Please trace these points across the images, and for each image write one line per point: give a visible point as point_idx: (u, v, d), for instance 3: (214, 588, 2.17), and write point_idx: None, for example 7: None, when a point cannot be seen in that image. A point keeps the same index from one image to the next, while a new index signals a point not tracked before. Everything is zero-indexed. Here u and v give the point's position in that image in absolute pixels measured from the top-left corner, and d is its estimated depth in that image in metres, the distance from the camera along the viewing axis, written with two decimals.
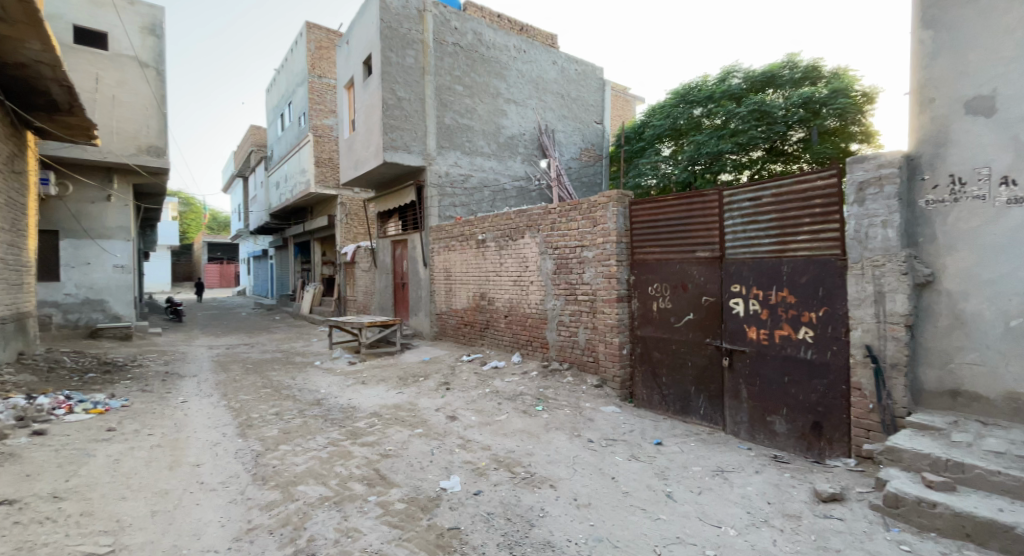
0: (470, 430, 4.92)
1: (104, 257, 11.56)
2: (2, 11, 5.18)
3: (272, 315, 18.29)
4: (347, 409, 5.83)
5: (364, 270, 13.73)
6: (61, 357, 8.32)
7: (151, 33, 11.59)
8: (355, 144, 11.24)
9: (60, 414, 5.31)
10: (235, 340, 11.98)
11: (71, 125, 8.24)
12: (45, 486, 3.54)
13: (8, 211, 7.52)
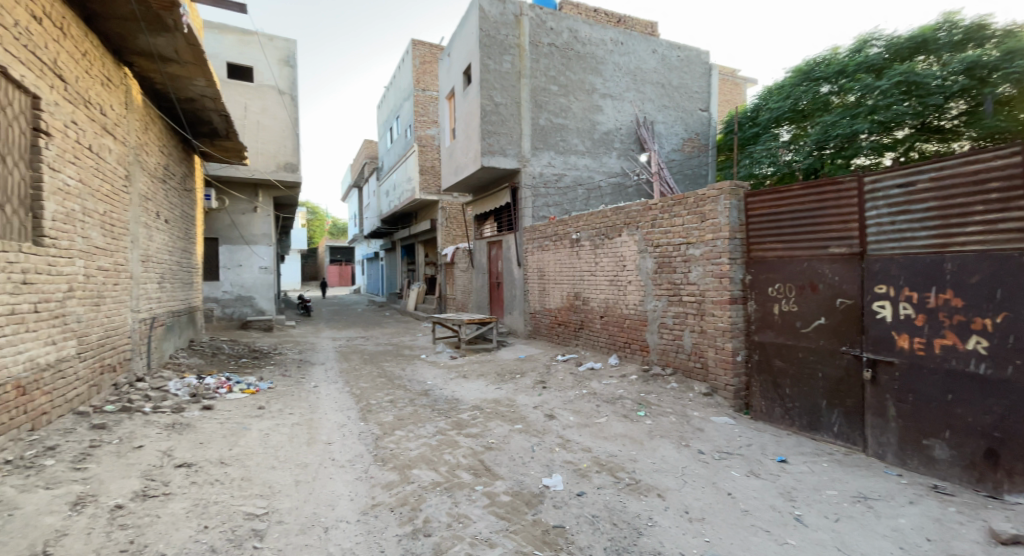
0: (569, 430, 4.88)
1: (252, 260, 13.42)
2: (178, 57, 6.22)
3: (383, 312, 19.78)
4: (451, 401, 6.11)
5: (462, 270, 14.31)
6: (221, 344, 9.81)
7: (288, 63, 13.23)
8: (455, 150, 11.75)
9: (223, 392, 6.27)
10: (353, 334, 13.18)
11: (228, 148, 9.67)
12: (214, 453, 4.19)
13: (182, 222, 9.02)
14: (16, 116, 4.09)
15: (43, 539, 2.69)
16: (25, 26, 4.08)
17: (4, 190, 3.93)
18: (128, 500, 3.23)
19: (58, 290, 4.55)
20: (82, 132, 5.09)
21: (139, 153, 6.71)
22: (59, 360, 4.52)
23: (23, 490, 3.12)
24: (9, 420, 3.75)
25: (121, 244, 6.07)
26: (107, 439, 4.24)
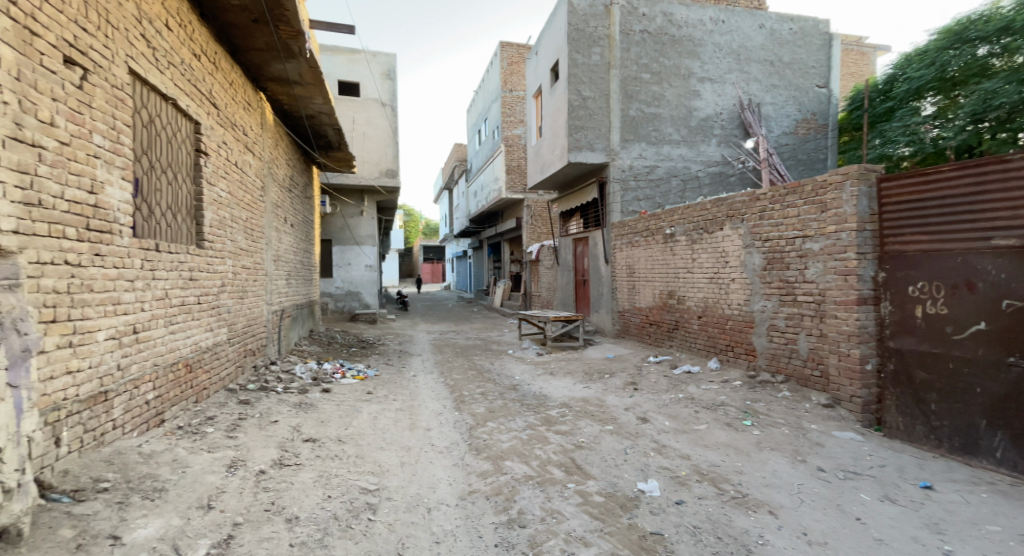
0: (664, 435, 4.69)
1: (359, 258, 14.60)
2: (301, 79, 6.94)
3: (471, 308, 20.41)
4: (540, 397, 6.16)
5: (548, 267, 14.34)
6: (334, 334, 10.85)
7: (389, 77, 14.16)
8: (542, 149, 11.76)
9: (338, 377, 6.94)
10: (445, 328, 13.83)
11: (339, 158, 10.61)
12: (332, 431, 4.66)
13: (304, 226, 10.08)
14: (184, 140, 4.86)
15: (207, 493, 3.18)
16: (189, 64, 4.83)
17: (176, 203, 4.69)
18: (268, 468, 3.72)
19: (214, 286, 5.34)
20: (230, 150, 5.91)
21: (271, 166, 7.61)
22: (214, 344, 5.30)
23: (191, 452, 3.72)
24: (180, 393, 4.48)
25: (258, 245, 6.94)
26: (249, 413, 4.89)
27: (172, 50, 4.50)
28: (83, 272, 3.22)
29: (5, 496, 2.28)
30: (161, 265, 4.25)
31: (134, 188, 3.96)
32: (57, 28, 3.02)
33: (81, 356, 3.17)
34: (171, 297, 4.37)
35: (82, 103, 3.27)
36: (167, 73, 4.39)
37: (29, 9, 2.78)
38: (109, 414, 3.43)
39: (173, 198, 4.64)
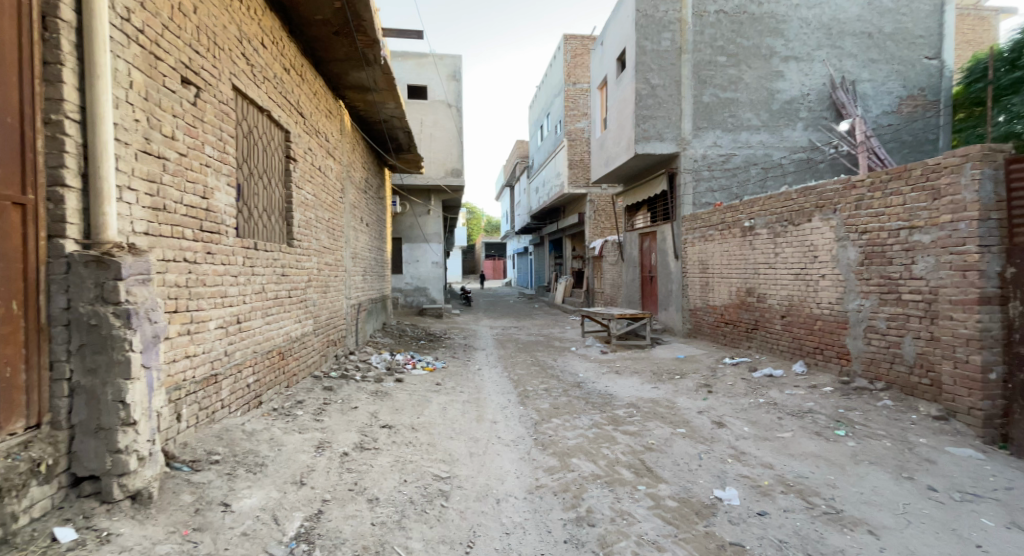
0: (742, 441, 4.43)
1: (427, 255, 15.08)
2: (376, 86, 7.26)
3: (533, 304, 20.40)
4: (606, 395, 6.03)
5: (612, 263, 14.02)
6: (405, 328, 11.33)
7: (456, 79, 14.46)
8: (607, 141, 11.47)
9: (410, 368, 7.25)
10: (508, 323, 13.96)
11: (409, 159, 11.02)
12: (407, 419, 4.88)
13: (378, 225, 10.58)
14: (276, 148, 5.27)
15: (299, 471, 3.46)
16: (280, 77, 5.24)
17: (270, 205, 5.12)
18: (351, 450, 3.98)
19: (302, 282, 5.78)
20: (315, 156, 6.34)
21: (350, 170, 8.06)
22: (302, 334, 5.73)
23: (285, 432, 4.07)
24: (275, 378, 4.91)
25: (339, 243, 7.39)
26: (333, 399, 5.25)
27: (266, 66, 4.90)
28: (197, 267, 3.61)
29: (139, 464, 2.61)
30: (259, 262, 4.66)
31: (237, 192, 4.37)
32: (177, 52, 3.40)
33: (197, 342, 3.57)
34: (267, 291, 4.79)
35: (196, 118, 3.67)
36: (262, 87, 4.80)
37: (155, 37, 3.16)
38: (218, 394, 3.83)
39: (267, 202, 5.06)
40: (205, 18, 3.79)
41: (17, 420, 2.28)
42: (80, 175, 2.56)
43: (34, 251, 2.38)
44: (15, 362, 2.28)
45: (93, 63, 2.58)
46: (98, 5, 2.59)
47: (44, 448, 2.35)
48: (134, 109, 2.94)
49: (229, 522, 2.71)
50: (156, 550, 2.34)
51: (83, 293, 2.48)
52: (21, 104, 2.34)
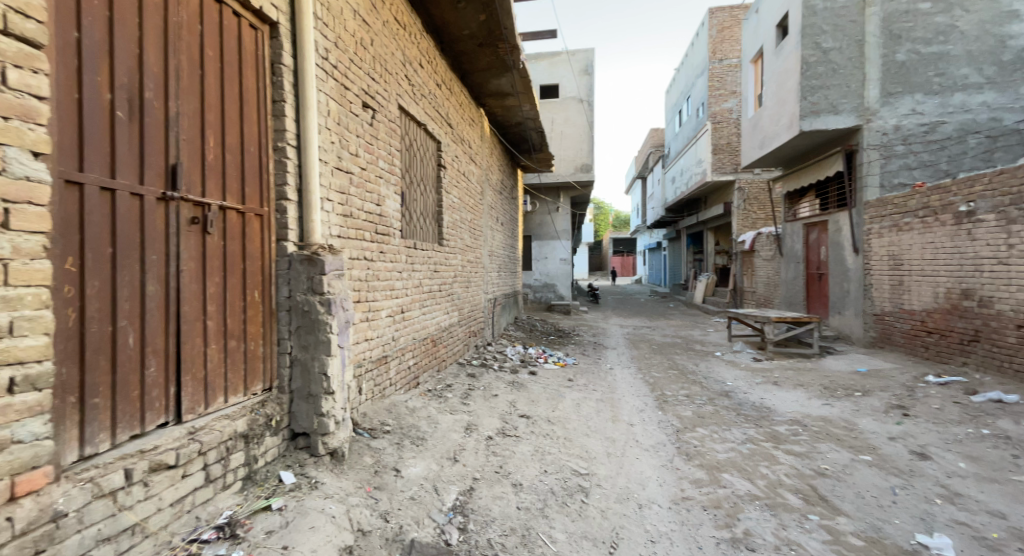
0: (956, 480, 3.66)
1: (555, 252, 15.24)
2: (514, 91, 7.50)
3: (668, 303, 19.30)
4: (762, 409, 5.45)
5: (767, 260, 12.61)
6: (535, 323, 11.66)
7: (588, 72, 14.29)
8: (762, 120, 10.31)
9: (541, 361, 7.42)
10: (642, 322, 13.41)
11: (541, 159, 11.24)
12: (544, 411, 5.03)
13: (511, 223, 10.98)
14: (429, 157, 5.81)
15: (452, 448, 3.82)
16: (433, 92, 5.76)
17: (425, 209, 5.69)
18: (495, 435, 4.26)
19: (449, 277, 6.30)
20: (460, 162, 6.85)
21: (488, 173, 8.49)
22: (449, 325, 6.26)
23: (440, 411, 4.52)
24: (429, 362, 5.48)
25: (478, 243, 7.86)
26: (476, 385, 5.65)
27: (423, 83, 5.45)
28: (373, 264, 4.19)
29: (335, 426, 3.14)
30: (418, 258, 5.23)
31: (402, 198, 4.93)
32: (358, 81, 3.98)
33: (372, 327, 4.15)
34: (422, 285, 5.33)
35: (372, 136, 4.25)
36: (420, 102, 5.34)
37: (344, 70, 3.73)
38: (387, 373, 4.39)
39: (423, 206, 5.61)
40: (379, 47, 4.36)
41: (257, 383, 2.92)
42: (296, 190, 3.17)
43: (268, 251, 3.01)
44: (256, 338, 2.91)
45: (305, 98, 3.15)
46: (308, 49, 3.17)
47: (274, 407, 2.96)
48: (331, 133, 3.52)
49: (400, 485, 3.11)
50: (349, 500, 2.79)
51: (299, 284, 3.08)
52: (261, 135, 2.98)
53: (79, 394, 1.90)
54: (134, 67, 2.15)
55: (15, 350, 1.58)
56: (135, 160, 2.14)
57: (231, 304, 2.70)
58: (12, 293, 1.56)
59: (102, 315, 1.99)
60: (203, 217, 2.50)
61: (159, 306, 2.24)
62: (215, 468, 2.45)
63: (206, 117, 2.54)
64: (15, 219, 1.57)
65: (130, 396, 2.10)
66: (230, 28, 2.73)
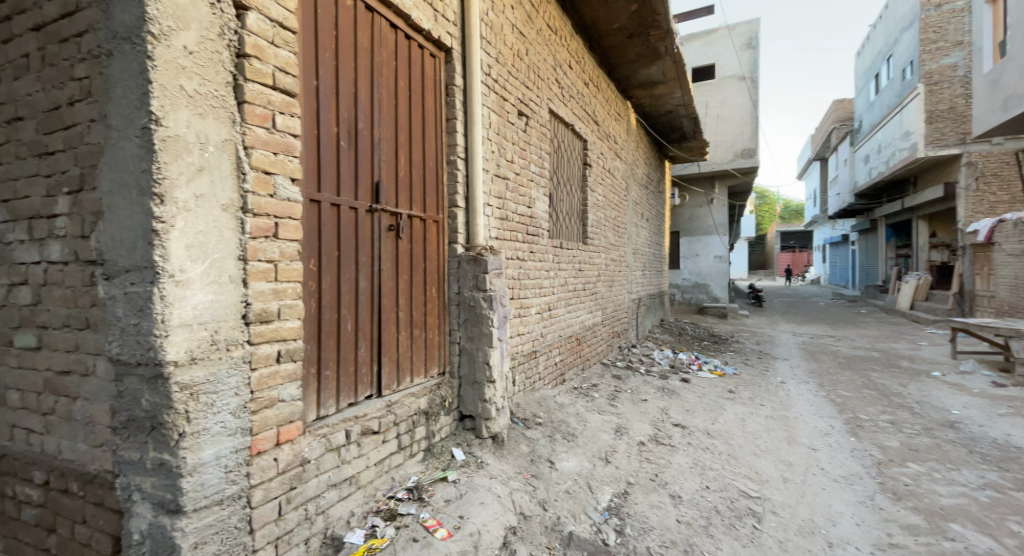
0: None
1: (707, 249, 14.19)
2: (665, 77, 7.16)
3: (857, 308, 16.48)
4: (1010, 448, 4.36)
5: (1014, 256, 10.22)
6: (685, 326, 11.01)
7: (751, 46, 13.04)
8: (1006, 73, 8.23)
9: (695, 369, 6.93)
10: (819, 331, 11.70)
11: (693, 148, 10.57)
12: (702, 423, 4.69)
13: (658, 219, 10.44)
14: (577, 156, 5.87)
15: (603, 449, 3.83)
16: (582, 91, 5.83)
17: (572, 208, 5.75)
18: (647, 441, 4.15)
19: (593, 276, 6.31)
20: (606, 158, 6.78)
21: (634, 167, 8.23)
22: (594, 324, 6.27)
23: (588, 410, 4.57)
24: (574, 360, 5.56)
25: (624, 240, 7.69)
26: (623, 388, 5.56)
27: (572, 84, 5.55)
28: (525, 263, 4.41)
29: (497, 413, 3.41)
30: (564, 258, 5.34)
31: (550, 198, 5.08)
32: (515, 90, 4.24)
33: (523, 323, 4.37)
34: (568, 283, 5.43)
35: (525, 142, 4.47)
36: (569, 104, 5.44)
37: (503, 82, 4.01)
38: (536, 368, 4.59)
39: (570, 205, 5.68)
40: (533, 56, 4.57)
41: (433, 367, 3.30)
42: (464, 198, 3.51)
43: (442, 252, 3.40)
44: (433, 327, 3.30)
45: (472, 113, 3.48)
46: (475, 68, 3.49)
47: (447, 390, 3.32)
48: (492, 143, 3.82)
49: (555, 477, 3.25)
50: (511, 483, 3.01)
51: (467, 282, 3.41)
52: (437, 150, 3.36)
53: (317, 367, 2.38)
54: (350, 102, 2.60)
55: (282, 329, 2.06)
56: (351, 179, 2.60)
57: (415, 298, 3.11)
58: (280, 286, 2.05)
59: (331, 305, 2.47)
60: (396, 224, 2.93)
61: (365, 298, 2.69)
62: (405, 438, 2.86)
63: (398, 138, 2.97)
64: (282, 230, 2.05)
65: (347, 371, 2.57)
66: (414, 58, 3.14)
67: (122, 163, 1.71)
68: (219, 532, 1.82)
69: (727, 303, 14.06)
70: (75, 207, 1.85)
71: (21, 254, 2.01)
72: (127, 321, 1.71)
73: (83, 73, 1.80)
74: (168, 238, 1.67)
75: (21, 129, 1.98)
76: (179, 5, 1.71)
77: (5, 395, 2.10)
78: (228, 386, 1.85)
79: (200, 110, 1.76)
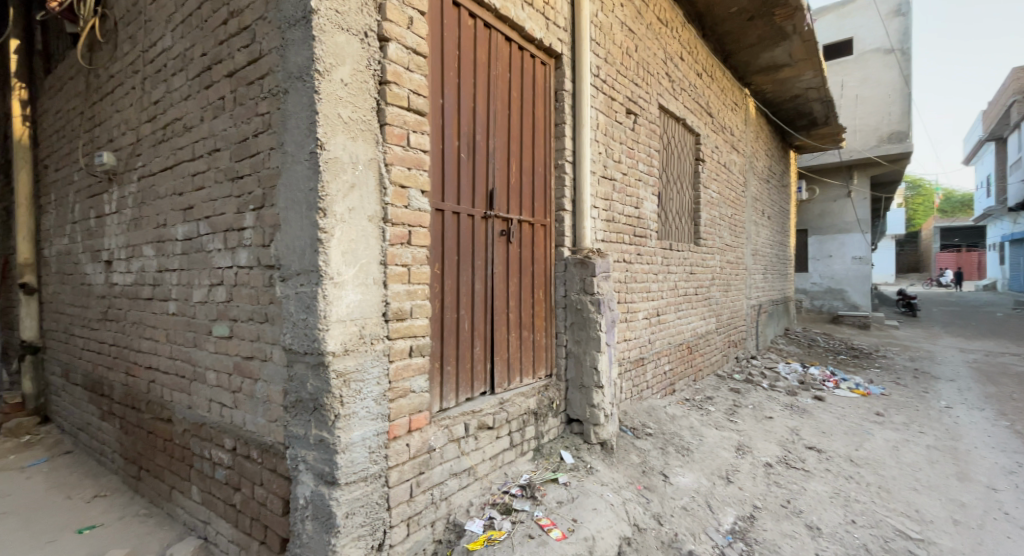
0: None
1: (844, 249, 12.70)
2: (792, 59, 6.52)
3: None
4: None
5: None
6: (816, 337, 9.91)
7: (900, 13, 11.39)
8: None
9: (831, 387, 6.18)
10: (996, 348, 9.78)
11: (825, 135, 9.52)
12: (841, 447, 4.18)
13: (782, 217, 9.51)
14: (688, 152, 5.59)
15: (724, 467, 3.60)
16: (694, 84, 5.55)
17: (683, 208, 5.48)
18: (774, 462, 3.80)
19: (707, 280, 5.96)
20: (721, 153, 6.36)
21: (753, 160, 7.61)
22: (707, 332, 5.91)
23: (703, 424, 4.34)
24: (685, 370, 5.30)
25: (742, 241, 7.15)
26: (743, 402, 5.17)
27: (684, 76, 5.31)
28: (632, 266, 4.32)
29: (605, 419, 3.39)
30: (674, 261, 5.12)
31: (659, 198, 4.90)
32: (624, 89, 4.17)
33: (631, 328, 4.28)
34: (678, 287, 5.20)
35: (634, 141, 4.37)
36: (680, 97, 5.22)
37: (611, 81, 3.98)
38: (644, 376, 4.46)
39: (680, 205, 5.42)
40: (642, 51, 4.47)
41: (542, 368, 3.38)
42: (571, 201, 3.55)
43: (550, 255, 3.47)
44: (540, 329, 3.37)
45: (581, 115, 3.51)
46: (585, 71, 3.51)
47: (554, 392, 3.37)
48: (599, 144, 3.80)
49: (670, 492, 3.14)
50: (624, 492, 2.97)
51: (574, 285, 3.43)
52: (547, 155, 3.44)
53: (440, 362, 2.58)
54: (468, 115, 2.78)
55: (414, 327, 2.28)
56: (468, 187, 2.77)
57: (524, 300, 3.21)
58: (413, 287, 2.26)
59: (451, 305, 2.65)
60: (507, 229, 3.06)
61: (480, 299, 2.84)
62: (516, 436, 2.98)
63: (512, 147, 3.10)
64: (415, 238, 2.27)
65: (465, 368, 2.74)
66: (526, 68, 3.26)
67: (295, 183, 2.02)
68: (365, 505, 2.06)
69: (869, 312, 12.37)
70: (258, 221, 2.23)
71: (218, 260, 2.46)
72: (297, 316, 2.02)
73: (265, 109, 2.16)
74: (329, 246, 1.94)
75: (219, 159, 2.42)
76: (338, 44, 1.98)
77: (205, 375, 2.58)
78: (371, 375, 2.09)
79: (353, 133, 2.03)
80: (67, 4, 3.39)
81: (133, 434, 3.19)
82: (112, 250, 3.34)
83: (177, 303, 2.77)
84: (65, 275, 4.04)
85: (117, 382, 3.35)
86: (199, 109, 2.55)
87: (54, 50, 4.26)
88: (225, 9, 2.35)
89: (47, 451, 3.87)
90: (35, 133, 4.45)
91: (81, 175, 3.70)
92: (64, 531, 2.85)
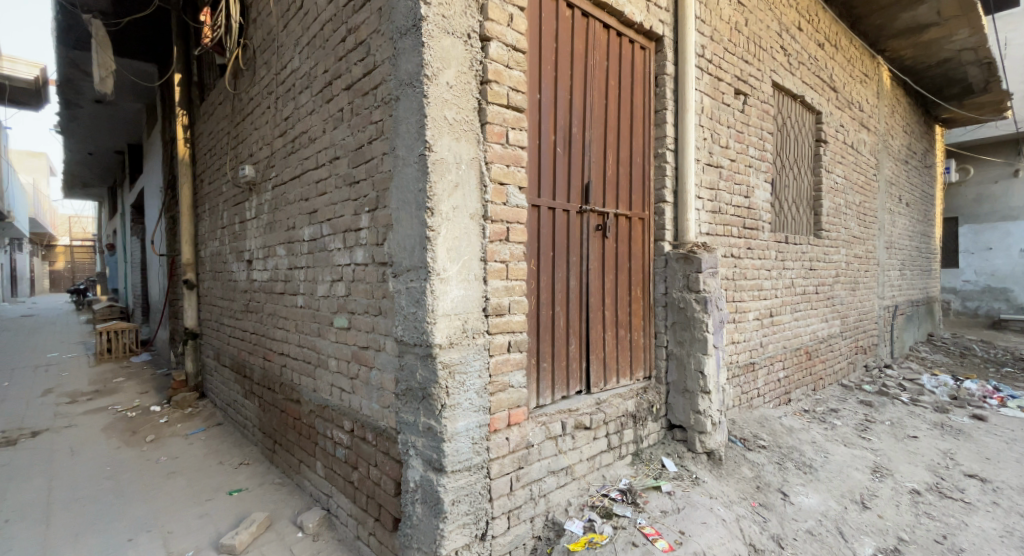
0: None
1: (1008, 240, 10.76)
2: (940, 16, 5.62)
3: None
4: None
5: None
6: (970, 345, 8.46)
7: None
8: None
9: (994, 405, 5.21)
10: None
11: (983, 104, 8.10)
12: (1013, 478, 3.51)
13: (923, 204, 8.23)
14: (807, 133, 5.05)
15: (858, 490, 3.19)
16: (815, 56, 5.00)
17: (800, 195, 4.94)
18: (923, 490, 3.29)
19: (830, 277, 5.35)
20: (847, 132, 5.65)
21: (887, 138, 6.67)
22: (829, 336, 5.31)
23: (827, 440, 3.90)
24: (804, 378, 4.81)
25: (873, 231, 6.31)
26: (876, 417, 4.57)
27: (803, 49, 4.80)
28: (741, 262, 4.00)
29: (712, 427, 3.17)
30: (790, 256, 4.65)
31: (773, 186, 4.47)
32: (732, 68, 3.87)
33: (739, 330, 3.97)
34: (795, 285, 4.72)
35: (744, 124, 4.03)
36: (798, 72, 4.73)
37: (718, 61, 3.71)
38: (755, 382, 4.12)
39: (798, 192, 4.91)
40: (753, 25, 4.11)
41: (639, 369, 3.25)
42: (672, 192, 3.38)
43: (649, 251, 3.33)
44: (638, 328, 3.25)
45: (684, 101, 3.32)
46: (688, 53, 3.32)
47: (654, 394, 3.23)
48: (704, 129, 3.56)
49: (791, 513, 2.86)
50: (736, 508, 2.76)
51: (675, 282, 3.26)
52: (645, 147, 3.30)
53: (537, 358, 2.58)
54: (566, 108, 2.75)
55: (512, 322, 2.32)
56: (564, 181, 2.74)
57: (621, 297, 3.12)
58: (511, 284, 2.30)
59: (547, 300, 2.64)
60: (603, 224, 2.99)
61: (575, 296, 2.81)
62: (614, 438, 2.90)
63: (608, 139, 3.01)
64: (513, 234, 2.30)
65: (561, 364, 2.72)
66: (625, 55, 3.14)
67: (406, 184, 2.14)
68: (469, 494, 2.13)
69: None
70: (372, 222, 2.40)
71: (338, 258, 2.69)
72: (408, 309, 2.14)
73: (378, 117, 2.32)
74: (435, 244, 2.03)
75: (339, 165, 2.65)
76: (444, 48, 2.07)
77: (327, 361, 2.85)
78: (474, 368, 2.17)
79: (457, 136, 2.11)
80: (217, 39, 3.91)
81: (269, 412, 3.61)
82: (252, 250, 3.80)
83: (304, 297, 3.08)
84: (216, 273, 4.68)
85: (257, 365, 3.82)
86: (322, 121, 2.80)
87: (206, 80, 4.94)
88: (344, 27, 2.56)
89: (204, 422, 4.52)
90: (194, 151, 5.21)
91: (228, 187, 4.26)
92: (218, 491, 3.31)
